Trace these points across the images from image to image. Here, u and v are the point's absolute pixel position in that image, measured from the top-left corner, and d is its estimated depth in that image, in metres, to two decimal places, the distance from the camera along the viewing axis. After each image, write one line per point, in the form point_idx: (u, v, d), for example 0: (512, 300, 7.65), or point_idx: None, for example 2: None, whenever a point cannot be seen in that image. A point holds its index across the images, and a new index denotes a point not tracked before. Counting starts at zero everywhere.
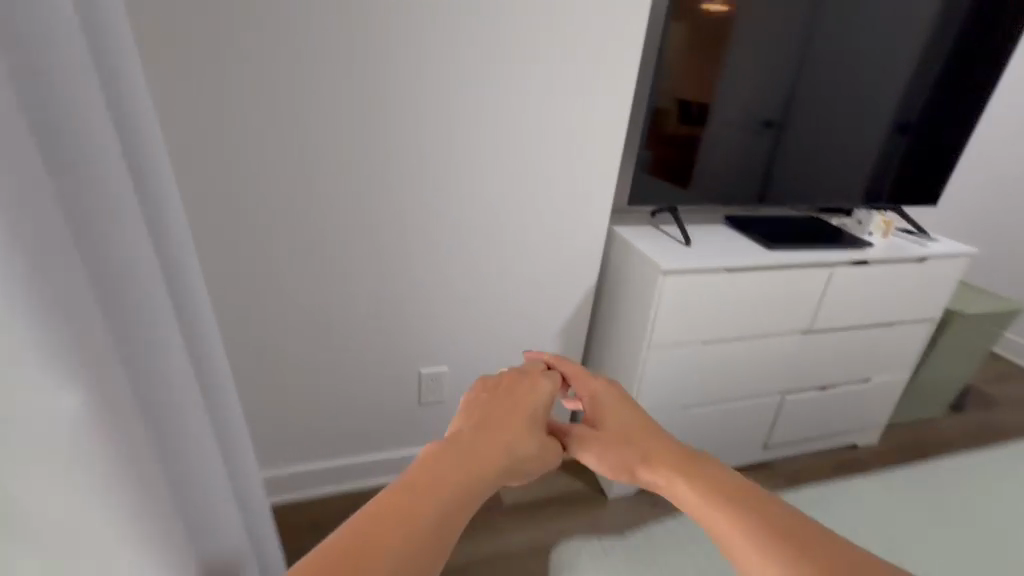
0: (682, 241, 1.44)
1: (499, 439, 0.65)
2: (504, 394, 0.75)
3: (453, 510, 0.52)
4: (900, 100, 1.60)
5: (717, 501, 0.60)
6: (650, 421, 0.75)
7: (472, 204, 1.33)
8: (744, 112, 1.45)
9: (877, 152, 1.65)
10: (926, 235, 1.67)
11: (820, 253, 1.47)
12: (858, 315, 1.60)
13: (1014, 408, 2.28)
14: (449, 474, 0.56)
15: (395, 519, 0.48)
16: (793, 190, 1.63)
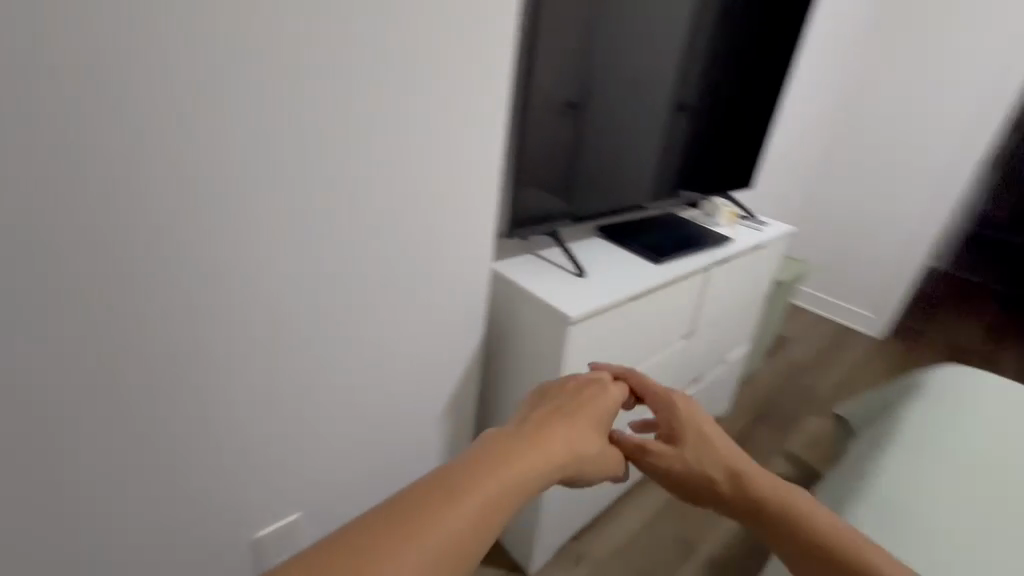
0: (574, 271, 1.25)
1: (564, 433, 0.67)
2: (584, 409, 0.76)
3: (513, 488, 0.53)
4: (694, 81, 1.51)
5: (798, 526, 0.76)
6: (725, 438, 0.84)
7: (319, 283, 0.90)
8: (549, 92, 1.16)
9: (674, 140, 1.55)
10: (758, 218, 1.79)
11: (696, 257, 1.42)
12: (723, 307, 1.64)
13: (801, 343, 2.77)
14: (513, 458, 0.56)
15: (455, 492, 0.49)
16: (602, 184, 1.42)
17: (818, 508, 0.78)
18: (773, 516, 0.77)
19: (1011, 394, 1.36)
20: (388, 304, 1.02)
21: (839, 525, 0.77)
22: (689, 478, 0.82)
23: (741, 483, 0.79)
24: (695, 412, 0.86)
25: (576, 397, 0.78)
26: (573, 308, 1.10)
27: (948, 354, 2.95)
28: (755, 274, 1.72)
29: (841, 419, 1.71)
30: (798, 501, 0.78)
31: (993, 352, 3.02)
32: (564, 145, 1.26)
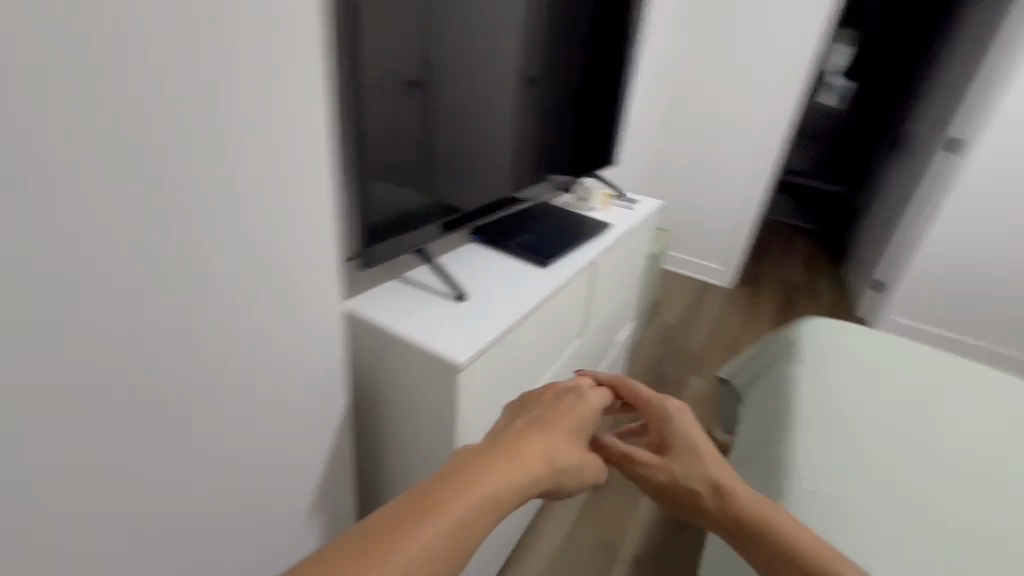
0: (451, 295, 1.06)
1: (540, 441, 0.60)
2: (563, 411, 0.69)
3: (488, 506, 0.48)
4: (547, 54, 1.34)
5: (768, 532, 0.75)
6: (713, 448, 0.81)
7: (85, 407, 0.60)
8: (378, 76, 0.91)
9: (535, 119, 1.39)
10: (628, 196, 1.74)
11: (582, 252, 1.30)
12: (610, 295, 1.57)
13: (669, 304, 2.95)
14: (487, 470, 0.51)
15: (418, 525, 0.44)
16: (464, 180, 1.22)
17: (796, 523, 0.77)
18: (750, 529, 0.75)
19: (865, 338, 1.47)
20: (201, 393, 0.73)
21: (816, 537, 0.76)
22: (669, 489, 0.79)
23: (724, 499, 0.77)
24: (682, 419, 0.84)
25: (552, 397, 0.73)
26: (460, 349, 0.91)
27: (781, 290, 3.38)
28: (635, 254, 1.68)
29: (725, 380, 1.79)
30: (778, 517, 0.76)
31: (812, 284, 3.51)
32: (418, 139, 1.02)
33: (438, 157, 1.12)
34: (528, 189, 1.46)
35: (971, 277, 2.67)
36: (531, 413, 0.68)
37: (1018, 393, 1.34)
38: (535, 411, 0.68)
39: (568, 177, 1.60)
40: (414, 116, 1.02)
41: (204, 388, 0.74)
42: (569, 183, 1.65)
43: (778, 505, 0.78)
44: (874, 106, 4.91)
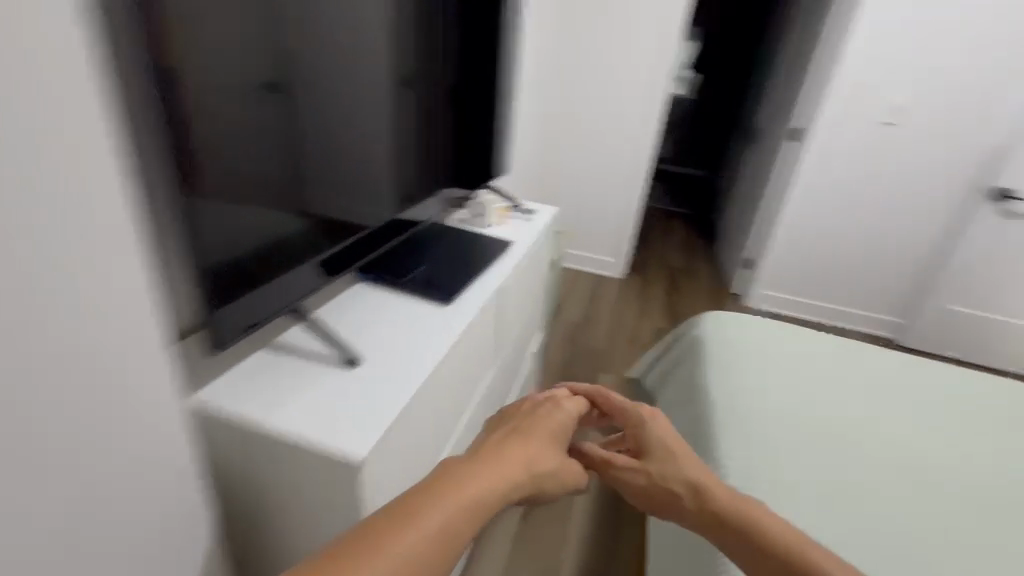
0: (341, 362, 0.91)
1: (522, 449, 0.66)
2: (539, 420, 0.76)
3: (482, 502, 0.53)
4: (426, 55, 1.21)
5: (746, 525, 0.76)
6: (689, 450, 0.85)
7: None
8: (218, 72, 0.72)
9: (421, 126, 1.25)
10: (524, 205, 1.67)
11: (487, 280, 1.20)
12: (518, 314, 1.49)
13: (570, 301, 2.98)
14: (472, 472, 0.55)
15: (421, 515, 0.48)
16: (344, 199, 1.05)
17: (773, 517, 0.77)
18: (726, 525, 0.77)
19: (761, 327, 1.54)
20: (32, 547, 0.54)
21: (792, 528, 0.76)
22: (650, 493, 0.82)
23: (702, 497, 0.79)
24: (655, 424, 0.89)
25: (532, 411, 0.80)
26: (361, 434, 0.78)
27: (666, 273, 3.61)
28: (538, 264, 1.61)
29: (635, 379, 1.83)
30: (755, 511, 0.77)
31: (691, 265, 3.79)
32: (236, 183, 0.79)
33: (308, 173, 0.95)
34: (420, 206, 1.32)
35: (817, 249, 3.03)
36: (513, 427, 0.74)
37: (891, 359, 1.47)
38: (520, 426, 0.74)
39: (460, 190, 1.48)
40: (276, 126, 0.84)
41: (69, 522, 0.57)
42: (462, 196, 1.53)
43: (756, 501, 0.79)
44: (722, 97, 5.45)
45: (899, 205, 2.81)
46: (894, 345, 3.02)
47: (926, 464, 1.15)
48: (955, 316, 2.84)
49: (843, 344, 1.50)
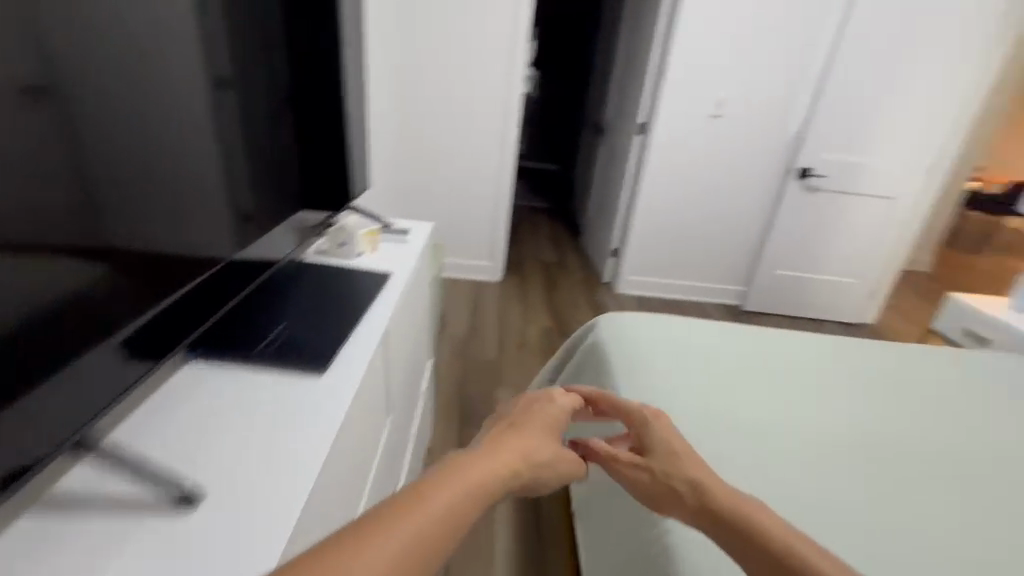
0: (171, 507, 0.66)
1: (516, 444, 0.74)
2: (534, 417, 0.84)
3: (479, 488, 0.62)
4: (257, 49, 0.96)
5: (745, 524, 0.73)
6: (692, 451, 0.84)
7: None
8: None
9: (263, 137, 1.02)
10: (393, 224, 1.47)
11: (369, 327, 0.99)
12: (407, 352, 1.30)
13: (455, 313, 2.83)
14: (470, 470, 0.63)
15: (429, 498, 0.56)
16: (166, 229, 0.79)
17: (771, 517, 0.74)
18: (725, 524, 0.74)
19: (651, 326, 1.56)
20: None
21: (787, 527, 0.74)
22: (651, 489, 0.81)
23: (704, 495, 0.76)
24: (657, 424, 0.89)
25: (529, 407, 0.87)
26: None
27: (542, 270, 3.64)
28: (422, 290, 1.43)
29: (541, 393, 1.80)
30: (755, 512, 0.74)
31: (564, 259, 3.89)
32: None
33: (105, 203, 0.68)
34: (273, 236, 1.06)
35: (671, 232, 3.29)
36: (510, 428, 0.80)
37: (756, 336, 1.60)
38: (521, 425, 0.81)
39: (313, 213, 1.23)
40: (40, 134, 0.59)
41: None
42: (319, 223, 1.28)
43: (754, 502, 0.77)
44: (568, 93, 5.70)
45: (731, 187, 3.16)
46: (740, 310, 3.40)
47: (807, 431, 1.26)
48: (782, 279, 3.28)
49: (721, 330, 1.58)
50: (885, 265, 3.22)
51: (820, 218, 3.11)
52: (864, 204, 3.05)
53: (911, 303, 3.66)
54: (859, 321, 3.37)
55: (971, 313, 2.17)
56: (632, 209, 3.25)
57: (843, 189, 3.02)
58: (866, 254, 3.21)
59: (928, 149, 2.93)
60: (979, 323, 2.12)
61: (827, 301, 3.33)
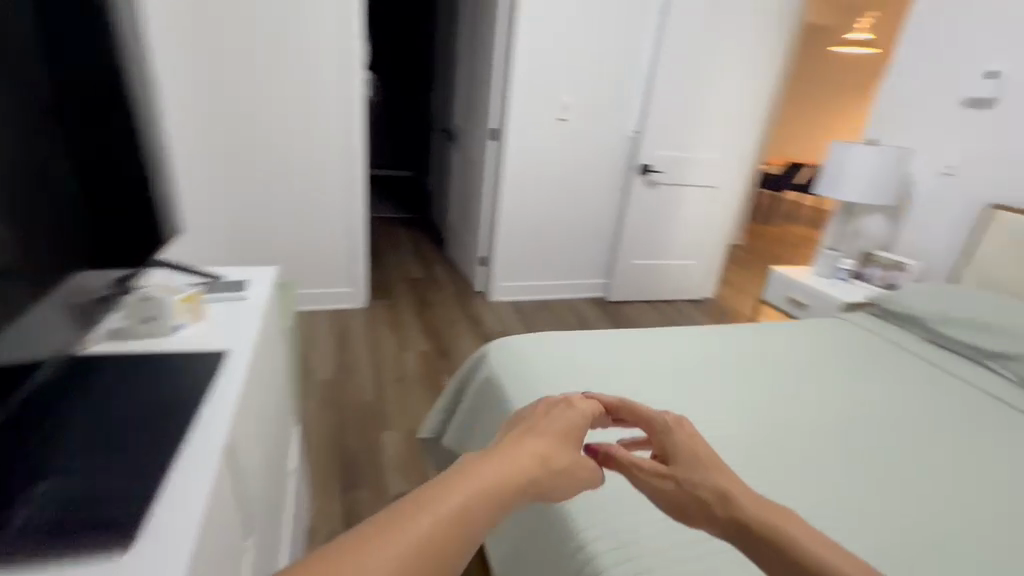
0: None
1: (540, 444, 0.66)
2: (555, 414, 0.74)
3: (486, 501, 0.55)
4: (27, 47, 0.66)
5: (777, 536, 0.67)
6: (718, 459, 0.76)
7: None
8: None
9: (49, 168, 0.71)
10: (221, 279, 1.17)
11: (207, 436, 0.74)
12: (265, 439, 1.03)
13: (318, 354, 2.49)
14: (476, 479, 0.56)
15: (420, 516, 0.50)
16: None
17: (804, 529, 0.68)
18: (761, 539, 0.67)
19: (539, 346, 1.50)
20: None
21: (819, 535, 0.69)
22: (676, 500, 0.73)
23: (736, 508, 0.69)
24: (680, 430, 0.80)
25: (549, 409, 0.75)
26: None
27: (410, 288, 3.42)
28: (275, 356, 1.18)
29: (430, 439, 1.67)
30: (793, 527, 0.68)
31: (432, 272, 3.71)
32: None
33: None
34: (47, 316, 0.73)
35: (534, 233, 3.31)
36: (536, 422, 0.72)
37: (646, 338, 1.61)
38: (544, 421, 0.72)
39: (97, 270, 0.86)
40: None
41: None
42: (109, 292, 0.94)
43: (788, 513, 0.71)
44: (411, 100, 5.51)
45: (584, 187, 3.30)
46: (604, 301, 3.57)
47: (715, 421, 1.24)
48: (637, 267, 3.52)
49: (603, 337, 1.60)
50: (715, 247, 3.64)
51: (661, 208, 3.39)
52: (694, 193, 3.41)
53: (735, 279, 4.21)
54: (701, 299, 3.77)
55: (789, 282, 2.52)
56: (495, 213, 3.21)
57: (676, 181, 3.33)
58: (700, 239, 3.59)
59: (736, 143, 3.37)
60: (797, 290, 2.47)
61: (674, 283, 3.66)
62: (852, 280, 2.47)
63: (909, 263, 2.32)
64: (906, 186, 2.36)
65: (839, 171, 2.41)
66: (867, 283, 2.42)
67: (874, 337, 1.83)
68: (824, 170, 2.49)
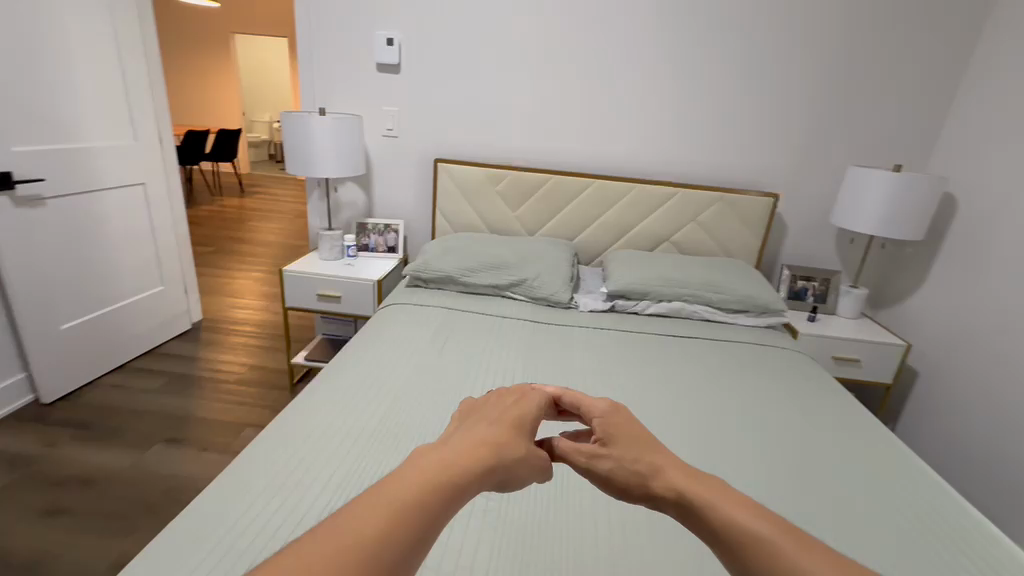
0: None
1: (485, 434, 0.57)
2: (496, 408, 0.63)
3: (437, 487, 0.47)
4: None
5: (722, 504, 0.53)
6: (653, 441, 0.64)
7: None
8: None
9: None
10: None
11: None
12: None
13: None
14: (420, 472, 0.48)
15: (368, 509, 0.44)
16: None
17: (739, 501, 0.54)
18: (701, 507, 0.54)
19: None
20: None
21: (753, 505, 0.53)
22: (616, 473, 0.61)
23: (672, 481, 0.57)
24: (615, 413, 0.68)
25: (505, 400, 0.64)
26: None
27: None
28: None
29: None
30: (727, 501, 0.54)
31: None
32: None
33: None
34: None
35: None
36: (485, 412, 0.63)
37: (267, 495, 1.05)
38: (488, 415, 0.61)
39: None
40: None
41: None
42: None
43: (727, 490, 0.56)
44: None
45: None
46: (36, 408, 2.14)
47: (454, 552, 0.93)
48: (73, 332, 2.22)
49: (199, 552, 0.92)
50: (188, 260, 2.79)
51: (66, 232, 2.14)
52: (114, 202, 2.33)
53: (215, 287, 3.46)
54: (192, 328, 2.88)
55: (312, 279, 2.20)
56: None
57: (84, 189, 2.18)
58: (155, 255, 2.58)
59: (147, 118, 2.43)
60: (322, 284, 2.21)
61: (149, 324, 2.59)
62: (358, 254, 2.46)
63: (396, 225, 2.47)
64: (365, 153, 2.41)
65: (304, 146, 2.16)
66: (372, 252, 2.47)
67: (433, 310, 1.90)
68: (285, 140, 2.20)
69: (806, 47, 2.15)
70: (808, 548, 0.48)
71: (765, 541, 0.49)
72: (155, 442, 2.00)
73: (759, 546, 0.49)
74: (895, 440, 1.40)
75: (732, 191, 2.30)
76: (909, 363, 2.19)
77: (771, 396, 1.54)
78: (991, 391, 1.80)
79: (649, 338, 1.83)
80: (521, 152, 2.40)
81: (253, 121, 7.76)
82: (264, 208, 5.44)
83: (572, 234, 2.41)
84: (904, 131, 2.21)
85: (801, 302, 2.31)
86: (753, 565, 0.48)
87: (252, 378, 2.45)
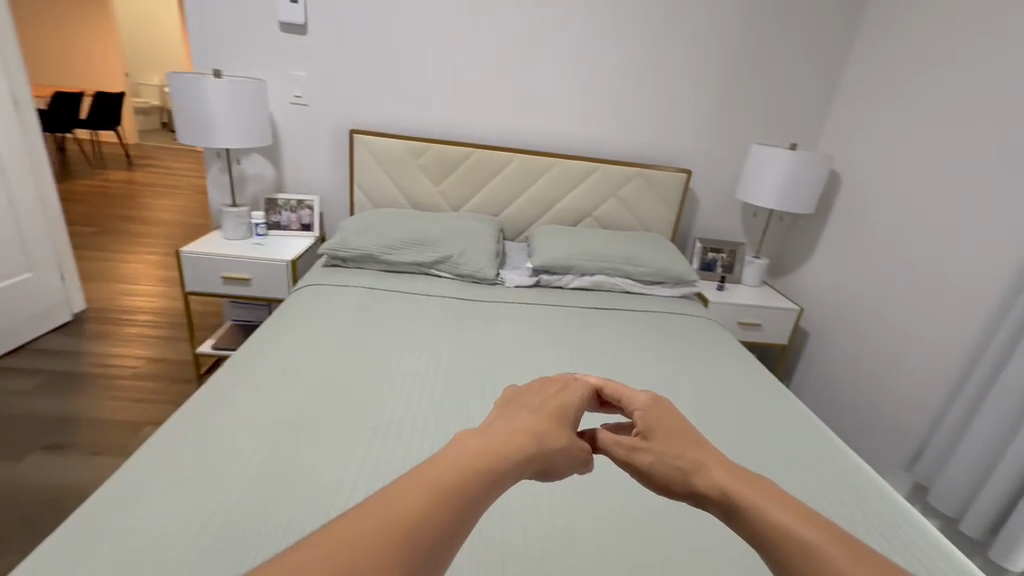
0: None
1: (528, 422, 0.55)
2: (540, 397, 0.62)
3: (480, 470, 0.45)
4: None
5: (767, 503, 0.54)
6: (698, 437, 0.65)
7: None
8: None
9: None
10: None
11: None
12: None
13: None
14: (466, 454, 0.46)
15: (413, 487, 0.42)
16: None
17: (779, 500, 0.55)
18: (744, 504, 0.55)
19: None
20: None
21: (797, 505, 0.55)
22: (660, 467, 0.62)
23: (717, 479, 0.58)
24: (655, 407, 0.70)
25: (551, 390, 0.64)
26: None
27: None
28: None
29: None
30: (771, 502, 0.54)
31: None
32: None
33: None
34: None
35: None
36: (526, 400, 0.62)
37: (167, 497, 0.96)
38: (531, 404, 0.60)
39: None
40: None
41: None
42: None
43: (772, 489, 0.57)
44: None
45: None
46: None
47: None
48: None
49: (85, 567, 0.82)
50: (62, 242, 2.45)
51: None
52: None
53: (102, 271, 3.08)
54: (75, 319, 2.55)
55: (214, 260, 2.01)
56: None
57: None
58: (17, 236, 2.23)
59: None
60: (228, 266, 2.03)
61: (18, 316, 2.26)
62: (268, 233, 2.28)
63: (310, 201, 2.31)
64: (271, 121, 2.21)
65: (198, 112, 1.94)
66: (283, 230, 2.30)
67: (355, 291, 1.82)
68: (177, 107, 1.96)
69: (715, 28, 2.25)
70: (852, 549, 0.50)
71: (809, 542, 0.50)
72: (30, 451, 1.76)
73: (804, 547, 0.49)
74: (787, 395, 1.54)
75: (650, 167, 2.38)
76: (802, 326, 2.43)
77: (684, 362, 1.64)
78: (866, 347, 2.04)
79: (574, 312, 1.87)
80: (442, 124, 2.32)
81: (139, 84, 6.90)
82: (159, 183, 4.88)
83: (498, 210, 2.39)
84: (800, 112, 2.39)
85: (711, 273, 2.47)
86: (795, 567, 0.49)
87: (154, 371, 2.23)
